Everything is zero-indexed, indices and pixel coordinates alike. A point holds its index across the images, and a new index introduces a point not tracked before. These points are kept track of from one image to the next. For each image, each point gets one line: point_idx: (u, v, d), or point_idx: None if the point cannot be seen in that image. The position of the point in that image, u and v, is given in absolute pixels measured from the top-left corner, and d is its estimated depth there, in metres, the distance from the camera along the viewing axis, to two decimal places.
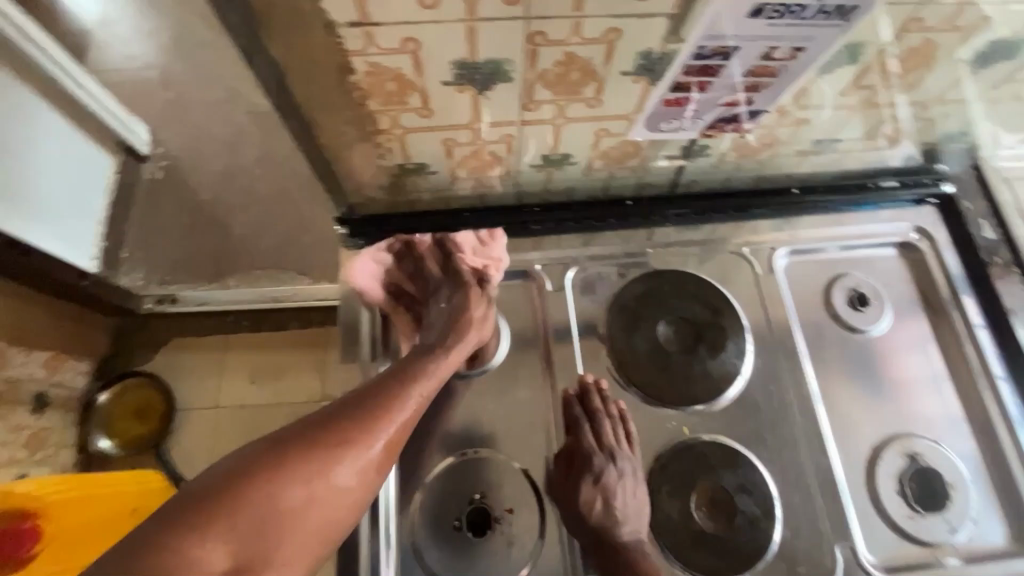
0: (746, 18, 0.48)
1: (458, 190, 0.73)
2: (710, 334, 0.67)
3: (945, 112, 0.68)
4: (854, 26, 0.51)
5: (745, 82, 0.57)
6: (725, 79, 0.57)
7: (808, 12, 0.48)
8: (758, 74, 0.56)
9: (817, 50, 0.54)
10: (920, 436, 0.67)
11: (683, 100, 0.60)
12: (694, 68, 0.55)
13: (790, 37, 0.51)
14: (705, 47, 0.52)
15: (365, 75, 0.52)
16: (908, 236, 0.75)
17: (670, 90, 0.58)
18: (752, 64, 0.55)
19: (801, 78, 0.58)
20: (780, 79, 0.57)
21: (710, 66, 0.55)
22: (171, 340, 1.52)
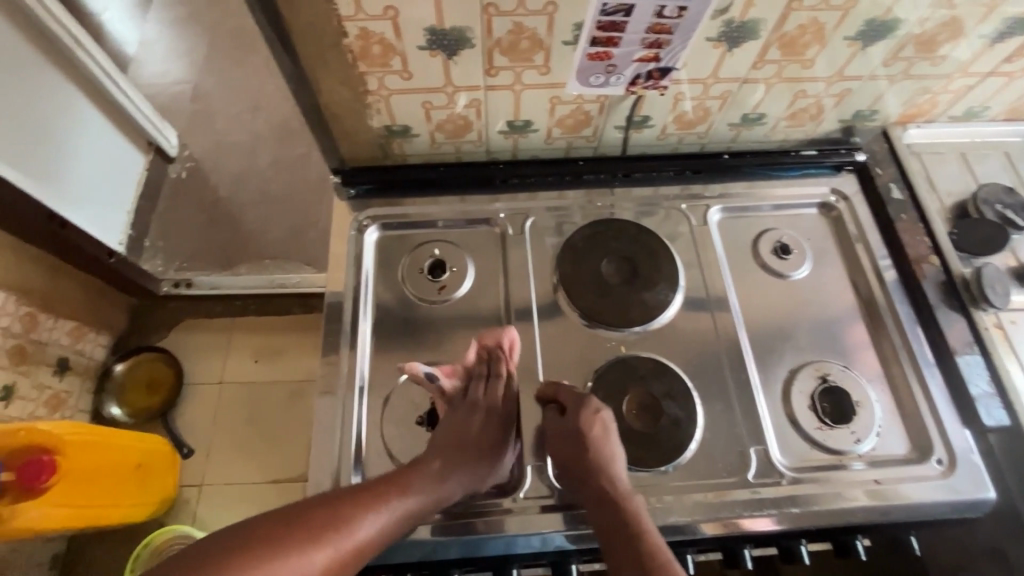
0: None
1: (437, 152, 0.86)
2: (647, 270, 0.79)
3: (849, 88, 0.80)
4: None
5: (648, 38, 0.68)
6: (632, 35, 0.67)
7: None
8: (657, 32, 0.67)
9: (701, 11, 0.65)
10: (833, 363, 0.76)
11: (604, 55, 0.70)
12: (604, 23, 0.66)
13: None
14: (608, 3, 0.63)
15: (356, 39, 0.67)
16: (827, 198, 0.87)
17: (589, 45, 0.68)
18: (650, 22, 0.66)
19: (695, 37, 0.69)
20: (677, 35, 0.68)
21: (616, 22, 0.66)
22: (184, 320, 1.65)
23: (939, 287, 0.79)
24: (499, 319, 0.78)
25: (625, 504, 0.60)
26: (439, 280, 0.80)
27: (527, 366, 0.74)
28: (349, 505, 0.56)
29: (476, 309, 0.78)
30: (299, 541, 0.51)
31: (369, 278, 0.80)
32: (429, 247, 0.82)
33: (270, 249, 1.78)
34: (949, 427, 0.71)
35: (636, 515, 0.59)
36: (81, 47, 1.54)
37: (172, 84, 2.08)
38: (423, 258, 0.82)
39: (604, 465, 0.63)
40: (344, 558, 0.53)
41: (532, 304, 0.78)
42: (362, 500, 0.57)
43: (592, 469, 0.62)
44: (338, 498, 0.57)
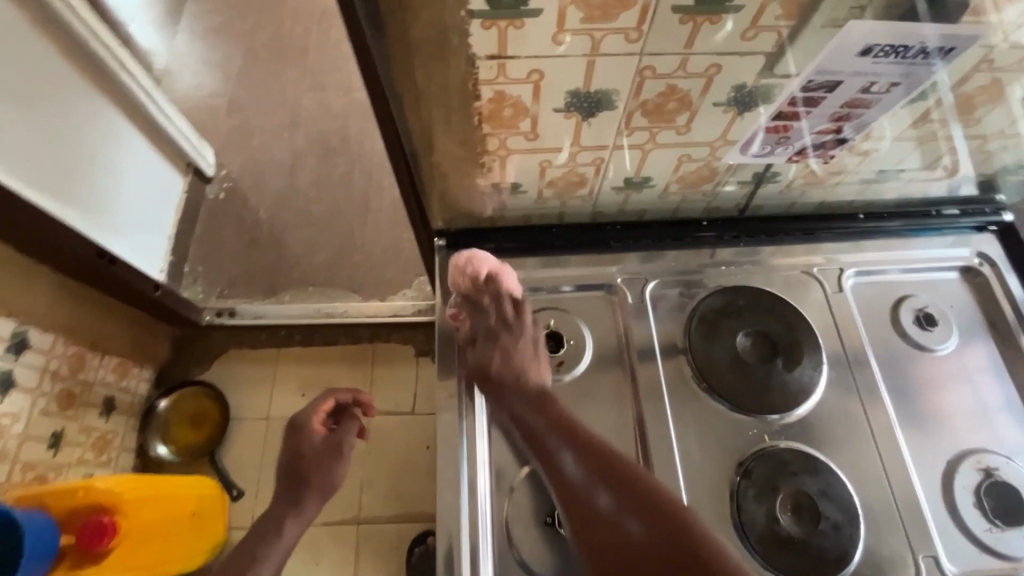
0: (855, 56, 0.55)
1: (542, 207, 0.80)
2: (787, 345, 0.71)
3: (1004, 145, 0.73)
4: (942, 67, 0.57)
5: (842, 112, 0.63)
6: (824, 110, 0.63)
7: (908, 53, 0.55)
8: (853, 106, 0.62)
9: (909, 88, 0.60)
10: (994, 452, 0.69)
11: (784, 128, 0.66)
12: (800, 97, 0.61)
13: (887, 74, 0.58)
14: (814, 80, 0.58)
15: (489, 102, 0.59)
16: (971, 261, 0.79)
17: (773, 117, 0.64)
18: (850, 98, 0.61)
19: (887, 113, 0.64)
20: (871, 111, 0.63)
21: (813, 98, 0.61)
22: (227, 352, 1.59)
23: None
24: (623, 402, 0.70)
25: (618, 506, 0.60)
26: (555, 355, 0.73)
27: (662, 459, 0.66)
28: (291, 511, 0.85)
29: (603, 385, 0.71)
30: None
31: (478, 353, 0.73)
32: (541, 316, 0.76)
33: (313, 274, 1.72)
34: None
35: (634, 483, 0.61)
36: (124, 68, 1.48)
37: (207, 99, 2.01)
38: (536, 328, 0.75)
39: (609, 462, 0.63)
40: None
41: (662, 386, 0.70)
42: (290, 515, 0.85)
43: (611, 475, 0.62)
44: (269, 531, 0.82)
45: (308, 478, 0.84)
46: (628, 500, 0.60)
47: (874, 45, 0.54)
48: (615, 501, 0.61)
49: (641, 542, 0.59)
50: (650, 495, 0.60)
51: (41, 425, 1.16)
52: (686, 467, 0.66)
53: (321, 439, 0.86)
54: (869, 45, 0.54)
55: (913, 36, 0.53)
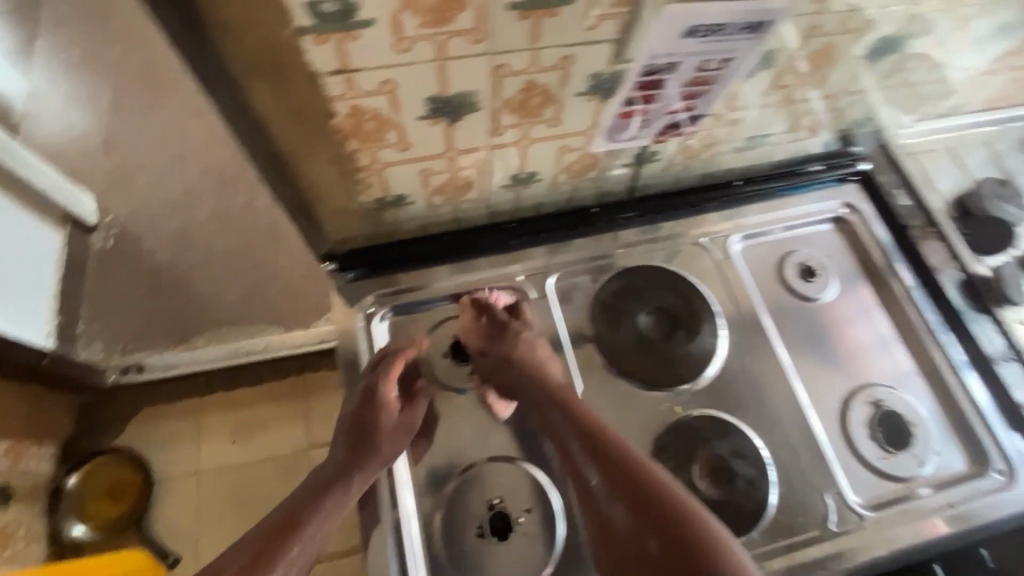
0: (682, 38, 0.56)
1: (435, 216, 0.78)
2: (686, 317, 0.74)
3: (852, 101, 0.79)
4: (766, 38, 0.60)
5: (687, 91, 0.65)
6: (670, 91, 0.64)
7: (730, 29, 0.57)
8: (695, 84, 0.65)
9: (742, 62, 0.63)
10: (880, 384, 0.74)
11: (638, 112, 0.67)
12: (643, 82, 0.62)
13: (717, 51, 0.60)
14: (651, 65, 0.59)
15: (346, 117, 0.57)
16: (839, 211, 0.85)
17: (624, 103, 0.65)
18: (690, 77, 0.63)
19: (730, 86, 0.67)
20: (713, 87, 0.66)
21: (655, 81, 0.62)
22: (141, 411, 1.48)
23: (961, 285, 0.79)
24: None
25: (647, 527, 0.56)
26: (468, 365, 0.73)
27: None
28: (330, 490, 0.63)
29: None
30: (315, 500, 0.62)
31: None
32: (448, 326, 0.75)
33: (225, 314, 1.57)
34: (1001, 435, 0.71)
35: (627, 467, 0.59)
36: None
37: (79, 138, 1.83)
38: (444, 340, 0.74)
39: (626, 472, 0.59)
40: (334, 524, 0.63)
41: (574, 378, 0.71)
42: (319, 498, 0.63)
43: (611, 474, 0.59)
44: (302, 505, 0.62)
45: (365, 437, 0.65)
46: (649, 519, 0.56)
47: (695, 26, 0.55)
48: (630, 513, 0.57)
49: (649, 545, 0.56)
50: (661, 503, 0.56)
51: None
52: None
53: (391, 399, 0.67)
54: (690, 26, 0.55)
55: (729, 13, 0.55)
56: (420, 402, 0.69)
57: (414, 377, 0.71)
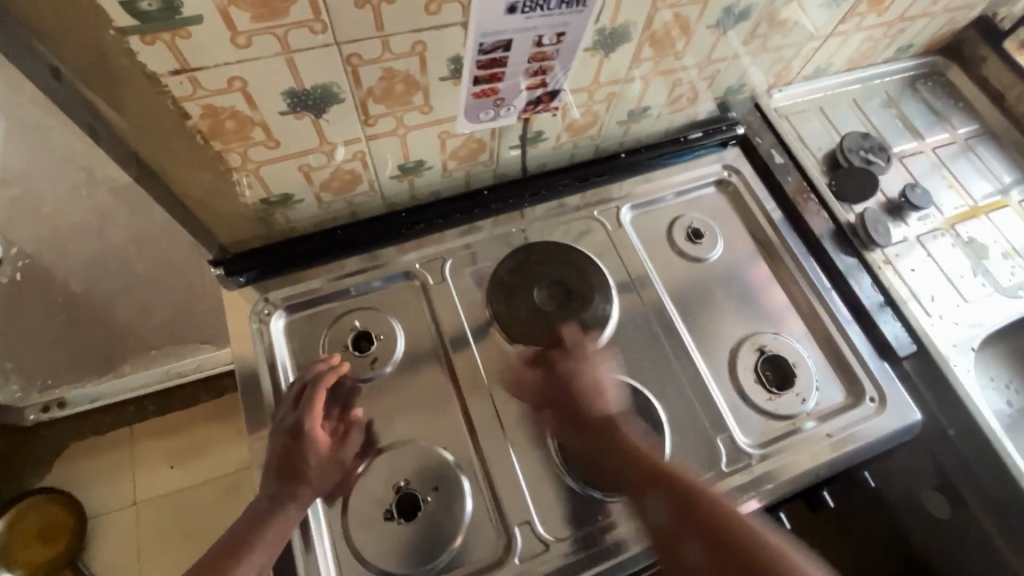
0: (506, 14, 0.58)
1: (329, 211, 0.78)
2: (580, 287, 0.77)
3: (720, 68, 0.83)
4: (593, 10, 0.61)
5: (532, 68, 0.66)
6: (515, 68, 0.66)
7: (552, 4, 0.58)
8: (539, 60, 0.66)
9: (578, 35, 0.64)
10: (765, 331, 0.79)
11: (491, 91, 0.68)
12: (484, 61, 0.63)
13: (548, 26, 0.61)
14: (485, 42, 0.61)
15: (201, 118, 0.56)
16: (721, 174, 0.90)
17: (473, 84, 0.66)
18: (530, 53, 0.64)
19: (577, 59, 0.69)
20: (558, 62, 0.67)
21: (497, 58, 0.64)
22: (71, 446, 1.43)
23: (831, 232, 0.85)
24: (443, 385, 0.72)
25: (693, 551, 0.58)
26: (368, 353, 0.72)
27: (485, 425, 0.69)
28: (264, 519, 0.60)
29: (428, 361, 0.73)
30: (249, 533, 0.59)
31: (287, 372, 0.71)
32: (348, 318, 0.74)
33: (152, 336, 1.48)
34: (872, 366, 0.77)
35: (716, 509, 0.59)
36: None
37: None
38: (344, 332, 0.73)
39: (702, 513, 0.59)
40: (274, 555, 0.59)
41: (476, 360, 0.73)
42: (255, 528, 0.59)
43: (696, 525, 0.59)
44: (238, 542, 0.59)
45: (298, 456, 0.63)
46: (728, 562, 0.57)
47: (514, 2, 0.57)
48: (703, 552, 0.58)
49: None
50: (735, 552, 0.57)
51: None
52: (509, 426, 0.70)
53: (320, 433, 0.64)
54: (510, 2, 0.57)
55: None
56: (354, 435, 0.67)
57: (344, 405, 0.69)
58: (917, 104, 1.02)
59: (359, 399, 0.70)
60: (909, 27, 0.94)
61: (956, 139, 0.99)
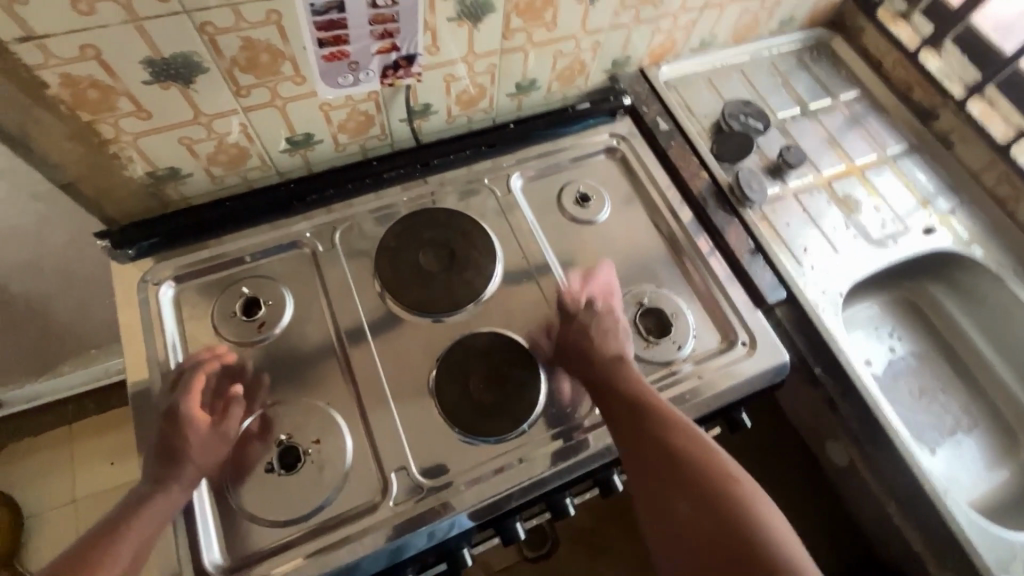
0: None
1: (223, 187, 0.81)
2: (466, 250, 0.80)
3: (599, 40, 0.88)
4: None
5: (376, 30, 0.67)
6: (357, 30, 0.67)
7: None
8: (381, 22, 0.67)
9: None
10: (646, 286, 0.83)
11: (340, 55, 0.69)
12: (322, 24, 0.64)
13: None
14: (315, 3, 0.62)
15: (62, 87, 0.59)
16: (610, 143, 0.94)
17: (319, 48, 0.67)
18: (369, 14, 0.65)
19: (423, 20, 0.70)
20: (403, 23, 0.68)
21: (334, 21, 0.65)
22: (7, 446, 1.43)
23: (713, 194, 0.90)
24: (330, 346, 0.75)
25: (681, 501, 0.59)
26: (256, 318, 0.75)
27: (369, 382, 0.72)
28: (145, 497, 0.60)
29: (318, 324, 0.76)
30: (129, 513, 0.59)
31: (174, 339, 0.73)
32: (236, 287, 0.77)
33: None
34: (745, 314, 0.81)
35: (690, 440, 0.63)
36: None
37: None
38: (233, 300, 0.76)
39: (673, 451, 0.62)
40: (156, 530, 0.59)
41: (362, 322, 0.76)
42: (135, 505, 0.59)
43: (680, 462, 0.61)
44: (115, 520, 0.58)
45: (181, 436, 0.63)
46: (696, 493, 0.59)
47: None
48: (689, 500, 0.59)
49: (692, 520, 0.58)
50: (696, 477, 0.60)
51: None
52: (393, 382, 0.73)
53: (197, 412, 0.65)
54: None
55: None
56: (236, 411, 0.68)
57: (229, 383, 0.71)
58: (805, 75, 1.07)
59: (251, 360, 0.73)
60: (785, 0, 0.99)
61: (841, 106, 1.05)
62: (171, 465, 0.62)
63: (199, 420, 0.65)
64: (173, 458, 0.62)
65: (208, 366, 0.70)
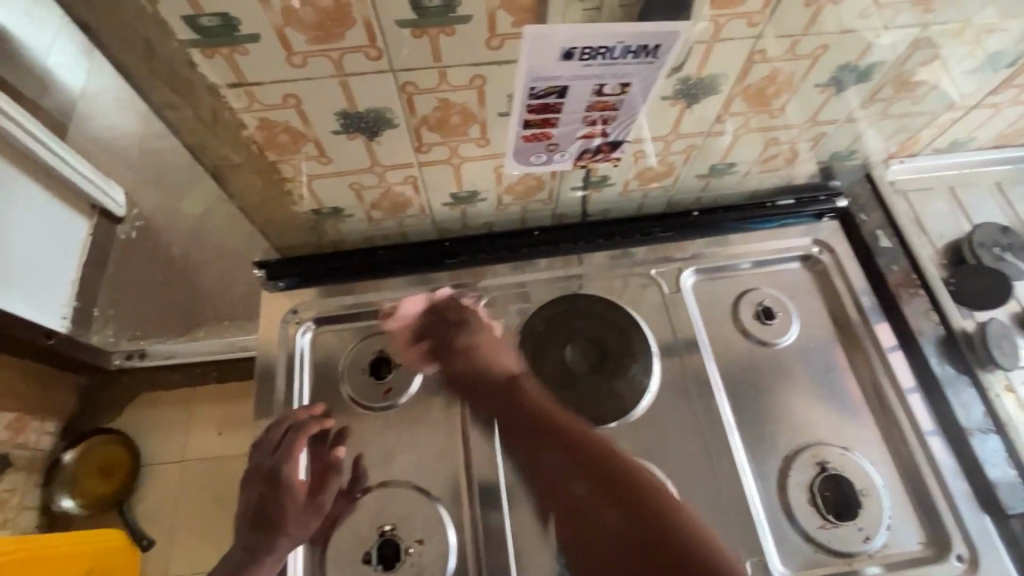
0: (560, 60, 0.53)
1: (378, 229, 0.78)
2: (618, 354, 0.70)
3: (826, 131, 0.72)
4: (665, 61, 0.55)
5: (591, 116, 0.61)
6: (571, 115, 0.61)
7: (615, 52, 0.53)
8: (600, 109, 0.60)
9: (646, 86, 0.58)
10: (830, 443, 0.67)
11: (542, 136, 0.63)
12: (535, 106, 0.59)
13: (611, 75, 0.56)
14: (536, 87, 0.56)
15: (257, 130, 0.57)
16: (810, 250, 0.78)
17: (523, 127, 0.62)
18: (590, 101, 0.59)
19: (645, 110, 0.62)
20: (622, 112, 0.61)
21: (550, 104, 0.59)
22: (142, 395, 1.43)
23: (942, 343, 0.72)
24: (453, 428, 0.68)
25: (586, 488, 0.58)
26: (384, 381, 0.70)
27: (486, 482, 0.65)
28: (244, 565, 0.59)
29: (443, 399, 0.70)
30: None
31: (303, 385, 0.71)
32: (372, 341, 0.73)
33: (227, 310, 1.58)
34: (966, 517, 0.63)
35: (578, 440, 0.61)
36: (3, 115, 1.36)
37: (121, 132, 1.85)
38: (367, 354, 0.72)
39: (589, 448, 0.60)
40: None
41: (492, 409, 0.69)
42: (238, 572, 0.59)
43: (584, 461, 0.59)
44: None
45: (278, 503, 0.61)
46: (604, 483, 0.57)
47: (572, 47, 0.51)
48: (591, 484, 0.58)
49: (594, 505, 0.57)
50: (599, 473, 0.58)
51: None
52: (512, 489, 0.65)
53: (298, 480, 0.62)
54: (567, 48, 0.52)
55: (606, 36, 0.51)
56: (334, 478, 0.63)
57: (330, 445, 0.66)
58: None
59: (367, 425, 0.68)
60: None
61: None
62: (265, 536, 0.60)
63: (294, 489, 0.61)
64: (268, 527, 0.60)
65: (305, 428, 0.64)
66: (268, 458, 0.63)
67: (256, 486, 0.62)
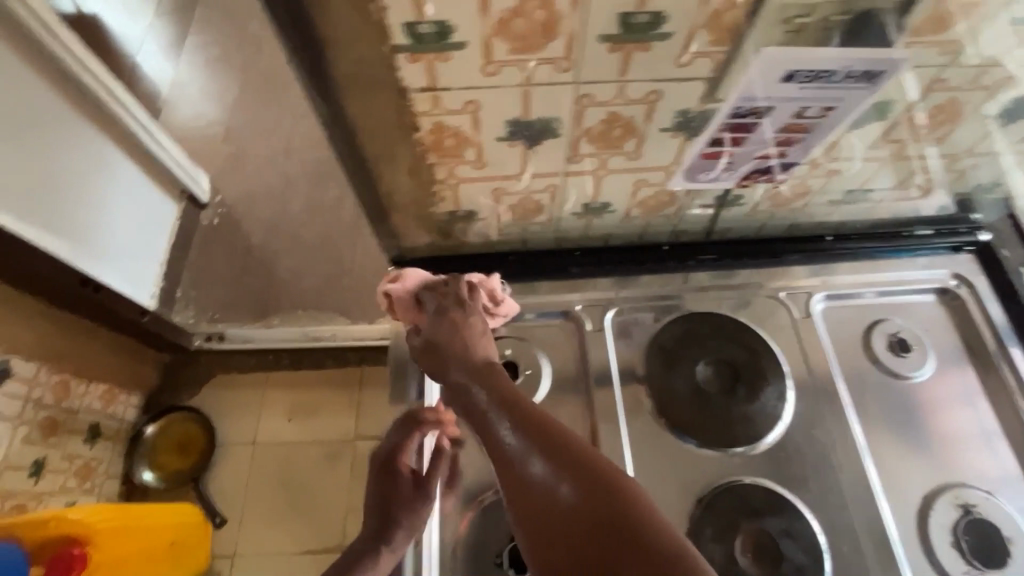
0: (780, 82, 0.54)
1: (502, 235, 0.79)
2: (750, 377, 0.69)
3: (976, 164, 0.70)
4: (881, 87, 0.55)
5: (780, 138, 0.61)
6: (759, 136, 0.61)
7: (836, 77, 0.53)
8: (791, 131, 0.61)
9: (847, 111, 0.59)
10: (972, 486, 0.65)
11: (719, 154, 0.64)
12: (729, 125, 0.59)
13: (820, 98, 0.56)
14: (741, 107, 0.57)
15: (428, 133, 0.59)
16: (947, 282, 0.77)
17: (706, 145, 0.62)
18: (785, 123, 0.59)
19: (832, 134, 0.62)
20: (811, 135, 0.62)
21: (745, 125, 0.59)
22: (214, 378, 1.41)
23: None
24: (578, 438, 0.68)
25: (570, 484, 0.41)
26: None
27: None
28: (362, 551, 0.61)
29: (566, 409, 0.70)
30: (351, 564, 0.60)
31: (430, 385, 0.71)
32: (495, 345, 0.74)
33: (302, 298, 1.59)
34: None
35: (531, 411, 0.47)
36: (115, 98, 1.40)
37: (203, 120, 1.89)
38: None
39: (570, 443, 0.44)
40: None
41: (621, 421, 0.68)
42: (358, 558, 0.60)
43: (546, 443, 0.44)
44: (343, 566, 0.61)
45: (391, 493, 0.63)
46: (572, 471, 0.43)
47: (796, 70, 0.52)
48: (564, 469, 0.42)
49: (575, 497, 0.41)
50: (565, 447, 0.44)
51: (21, 453, 1.08)
52: None
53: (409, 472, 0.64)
54: (791, 71, 0.52)
55: (834, 60, 0.51)
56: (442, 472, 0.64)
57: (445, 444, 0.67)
58: None
59: None
60: None
61: None
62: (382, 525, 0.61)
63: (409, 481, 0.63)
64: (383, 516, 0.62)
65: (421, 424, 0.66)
66: (386, 449, 0.66)
67: (377, 475, 0.65)
